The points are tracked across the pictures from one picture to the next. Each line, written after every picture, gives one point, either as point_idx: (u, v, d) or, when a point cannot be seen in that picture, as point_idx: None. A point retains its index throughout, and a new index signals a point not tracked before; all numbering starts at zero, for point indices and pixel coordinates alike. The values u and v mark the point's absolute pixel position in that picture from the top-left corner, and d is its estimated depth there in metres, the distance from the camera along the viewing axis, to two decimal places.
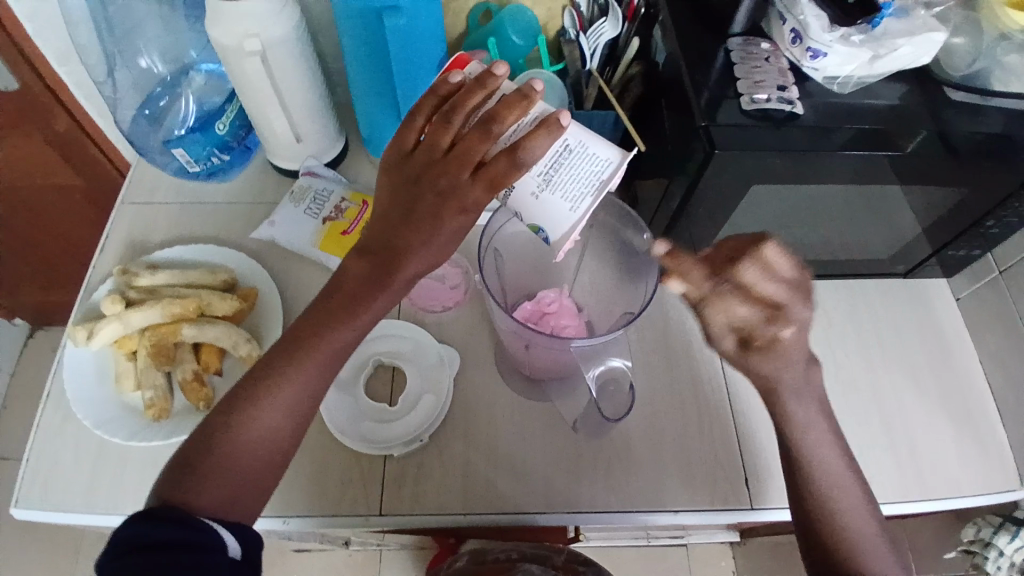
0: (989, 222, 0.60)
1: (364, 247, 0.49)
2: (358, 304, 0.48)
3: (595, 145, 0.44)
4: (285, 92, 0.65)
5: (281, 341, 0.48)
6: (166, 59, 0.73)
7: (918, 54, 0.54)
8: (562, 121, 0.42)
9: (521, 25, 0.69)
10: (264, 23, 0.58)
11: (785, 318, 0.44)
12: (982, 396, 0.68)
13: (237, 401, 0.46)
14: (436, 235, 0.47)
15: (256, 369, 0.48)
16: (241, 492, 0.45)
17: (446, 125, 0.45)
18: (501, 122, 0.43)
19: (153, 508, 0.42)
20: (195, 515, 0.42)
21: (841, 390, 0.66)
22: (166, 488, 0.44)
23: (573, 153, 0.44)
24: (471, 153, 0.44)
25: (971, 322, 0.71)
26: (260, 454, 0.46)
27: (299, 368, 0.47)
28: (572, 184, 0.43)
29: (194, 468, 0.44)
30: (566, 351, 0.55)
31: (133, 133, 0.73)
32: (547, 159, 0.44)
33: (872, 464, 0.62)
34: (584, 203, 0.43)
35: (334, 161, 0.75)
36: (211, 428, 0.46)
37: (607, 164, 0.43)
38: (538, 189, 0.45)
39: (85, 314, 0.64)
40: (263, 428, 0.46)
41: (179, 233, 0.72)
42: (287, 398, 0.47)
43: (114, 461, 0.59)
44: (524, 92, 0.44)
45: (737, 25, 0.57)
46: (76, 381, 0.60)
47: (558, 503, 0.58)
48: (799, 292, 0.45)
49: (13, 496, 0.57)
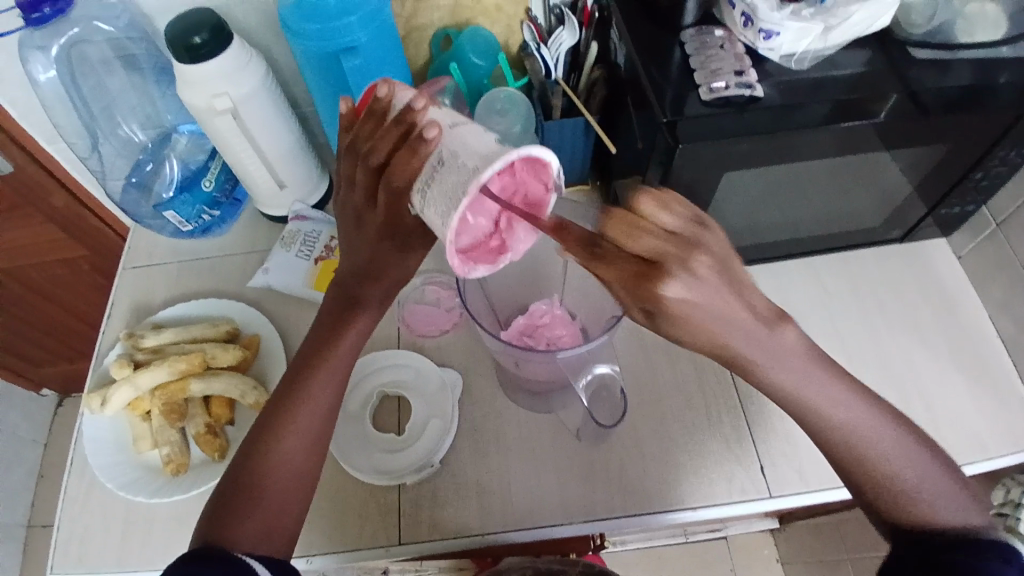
0: (978, 174, 0.59)
1: (340, 282, 0.50)
2: (339, 331, 0.50)
3: (466, 151, 0.37)
4: (260, 142, 0.67)
5: (280, 387, 0.50)
6: (146, 127, 0.76)
7: (874, 17, 0.53)
8: (431, 134, 0.39)
9: (480, 45, 0.70)
10: (231, 82, 0.60)
11: (665, 272, 0.33)
12: (997, 350, 0.66)
13: (256, 442, 0.48)
14: (405, 258, 0.48)
15: (268, 418, 0.49)
16: (278, 523, 0.47)
17: (347, 161, 0.46)
18: (381, 152, 0.43)
19: (195, 550, 0.43)
20: (233, 553, 0.43)
21: (910, 353, 0.66)
22: (204, 532, 0.45)
23: (447, 164, 0.37)
24: (371, 186, 0.44)
25: (975, 278, 0.69)
26: (280, 492, 0.47)
27: (312, 405, 0.49)
28: (440, 194, 0.37)
29: (223, 510, 0.46)
30: (554, 364, 0.56)
31: (127, 202, 0.77)
32: (425, 175, 0.39)
33: (949, 416, 0.62)
34: (448, 219, 0.36)
35: (320, 203, 0.77)
36: (239, 472, 0.48)
37: (472, 170, 0.35)
38: (421, 204, 0.39)
39: (98, 380, 0.66)
40: (286, 468, 0.48)
41: (180, 291, 0.74)
42: (304, 438, 0.48)
43: (140, 520, 0.60)
44: (401, 116, 0.42)
45: (688, 16, 0.58)
46: (95, 447, 0.62)
47: (575, 513, 0.58)
48: (683, 243, 0.34)
49: (49, 562, 0.59)
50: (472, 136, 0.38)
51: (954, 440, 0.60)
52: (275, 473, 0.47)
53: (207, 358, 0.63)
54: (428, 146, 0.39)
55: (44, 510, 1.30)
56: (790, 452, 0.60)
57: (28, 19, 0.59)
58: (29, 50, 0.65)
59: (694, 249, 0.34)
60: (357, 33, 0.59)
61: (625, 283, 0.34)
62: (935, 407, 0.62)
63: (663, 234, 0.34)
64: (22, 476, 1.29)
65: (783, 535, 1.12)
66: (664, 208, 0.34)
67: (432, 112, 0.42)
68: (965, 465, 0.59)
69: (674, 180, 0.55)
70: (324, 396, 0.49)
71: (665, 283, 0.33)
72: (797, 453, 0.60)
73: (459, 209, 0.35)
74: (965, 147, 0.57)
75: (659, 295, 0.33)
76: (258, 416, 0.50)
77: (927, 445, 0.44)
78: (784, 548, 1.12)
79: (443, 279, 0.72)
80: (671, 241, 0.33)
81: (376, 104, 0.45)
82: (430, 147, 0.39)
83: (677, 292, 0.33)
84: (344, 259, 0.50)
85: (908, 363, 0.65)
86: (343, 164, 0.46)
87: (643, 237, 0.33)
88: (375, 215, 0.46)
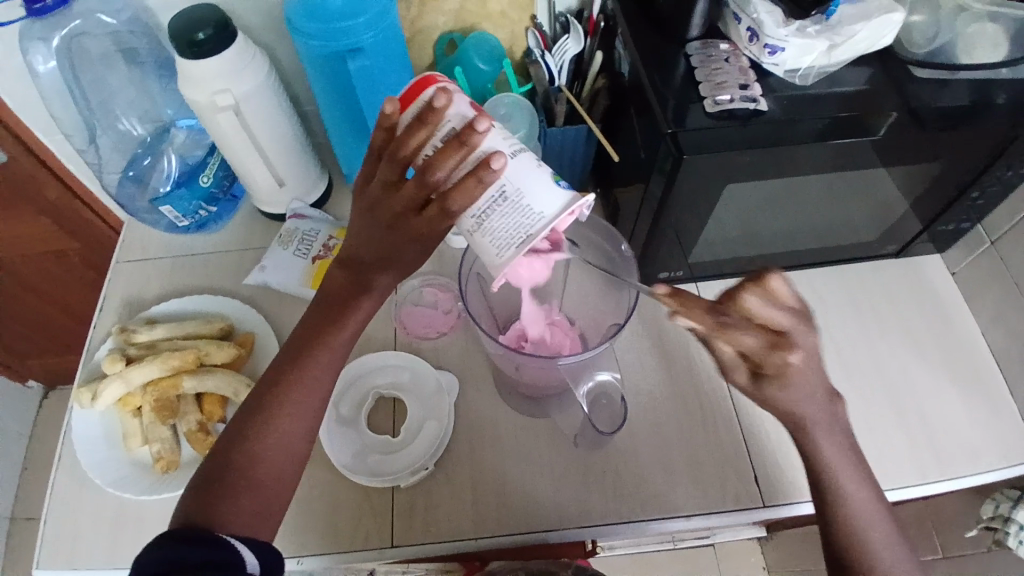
0: (975, 192, 0.60)
1: (345, 259, 0.50)
2: (340, 315, 0.50)
3: (531, 195, 0.42)
4: (260, 138, 0.66)
5: (281, 357, 0.50)
6: (145, 121, 0.75)
7: (878, 37, 0.54)
8: (494, 166, 0.40)
9: (484, 50, 0.70)
10: (232, 79, 0.60)
11: (791, 344, 0.40)
12: (989, 367, 0.67)
13: (246, 425, 0.48)
14: (400, 256, 0.48)
15: (258, 401, 0.48)
16: (264, 507, 0.47)
17: (391, 168, 0.44)
18: (437, 171, 0.42)
19: (174, 530, 0.42)
20: (216, 533, 0.43)
21: (902, 367, 0.67)
22: (188, 512, 0.45)
23: (509, 201, 0.42)
24: (415, 194, 0.44)
25: (968, 293, 0.70)
26: (272, 477, 0.47)
27: (306, 383, 0.49)
28: (504, 231, 0.42)
29: (213, 488, 0.46)
30: (555, 369, 0.56)
31: (122, 195, 0.76)
32: (481, 202, 0.42)
33: (940, 430, 0.63)
34: (508, 255, 0.42)
35: (319, 201, 0.77)
36: (225, 453, 0.47)
37: (540, 219, 0.41)
38: (472, 227, 0.43)
39: (88, 375, 0.65)
40: (272, 454, 0.47)
41: (174, 287, 0.73)
42: (290, 427, 0.48)
43: (128, 519, 0.59)
44: (462, 135, 0.41)
45: (694, 29, 0.58)
46: (85, 443, 0.61)
47: (570, 519, 0.58)
48: (804, 319, 0.42)
49: (35, 558, 0.58)
50: (535, 177, 0.42)
51: (945, 453, 0.61)
52: (262, 461, 0.47)
53: (201, 355, 0.63)
54: (491, 175, 0.41)
55: (28, 503, 1.28)
56: (784, 462, 0.60)
57: (31, 10, 0.58)
58: (30, 42, 0.64)
59: (814, 323, 0.42)
60: (363, 35, 0.59)
61: (756, 349, 0.40)
62: (926, 420, 0.63)
63: (790, 311, 0.41)
64: (6, 470, 1.27)
65: (770, 543, 1.13)
66: (790, 287, 0.42)
67: (492, 136, 0.42)
68: (885, 492, 0.59)
69: (676, 190, 0.55)
70: (323, 378, 0.50)
71: (790, 353, 0.40)
72: (791, 464, 0.60)
73: (521, 253, 0.41)
74: (963, 165, 0.58)
75: (785, 361, 0.40)
76: (253, 395, 0.49)
77: None
78: (772, 556, 1.13)
79: (441, 281, 0.71)
80: (793, 317, 0.41)
81: (429, 117, 0.41)
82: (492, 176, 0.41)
83: (799, 358, 0.40)
84: (351, 237, 0.50)
85: (900, 376, 0.66)
86: (385, 168, 0.45)
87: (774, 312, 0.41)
88: (408, 216, 0.46)
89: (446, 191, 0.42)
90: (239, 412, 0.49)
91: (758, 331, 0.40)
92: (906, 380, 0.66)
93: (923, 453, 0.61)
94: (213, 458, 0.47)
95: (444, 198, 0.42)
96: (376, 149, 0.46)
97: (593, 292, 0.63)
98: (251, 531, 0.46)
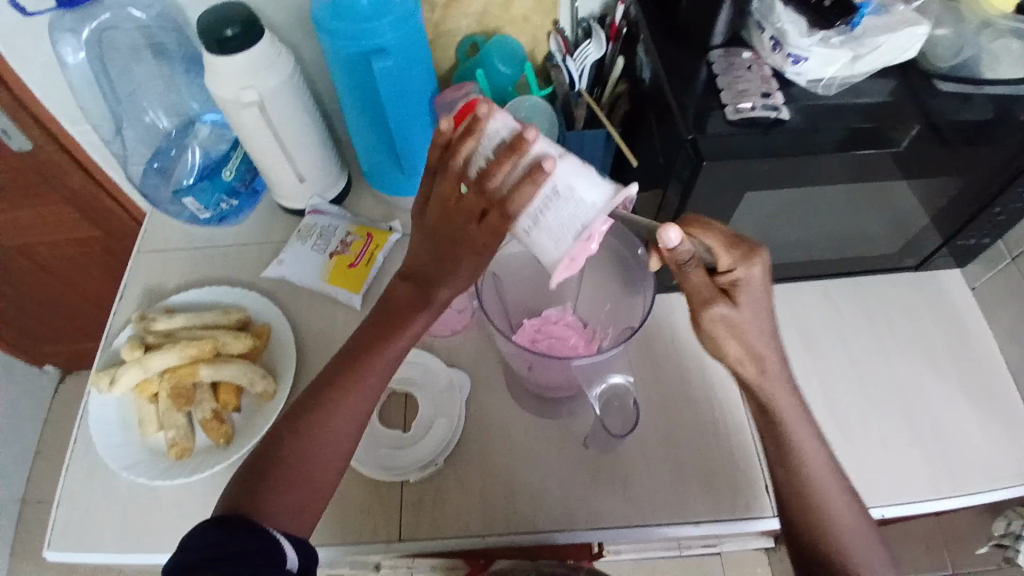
0: (995, 208, 0.60)
1: (407, 272, 0.52)
2: (395, 327, 0.51)
3: (584, 189, 0.41)
4: (284, 133, 0.67)
5: (334, 363, 0.51)
6: (170, 113, 0.77)
7: (901, 48, 0.54)
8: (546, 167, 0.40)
9: (505, 52, 0.71)
10: (259, 75, 0.61)
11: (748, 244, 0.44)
12: (1005, 384, 0.66)
13: (299, 420, 0.49)
14: (458, 272, 0.49)
15: (309, 401, 0.49)
16: (308, 502, 0.47)
17: (445, 182, 0.46)
18: (493, 178, 0.42)
19: (224, 517, 0.44)
20: (263, 525, 0.44)
21: (918, 381, 0.66)
22: (234, 498, 0.46)
23: (562, 197, 0.40)
24: (474, 205, 0.45)
25: (987, 310, 0.70)
26: (320, 474, 0.48)
27: (366, 386, 0.50)
28: (560, 226, 0.41)
29: (265, 477, 0.47)
30: (569, 371, 0.57)
31: (144, 184, 0.77)
32: (535, 202, 0.41)
33: (954, 446, 0.62)
34: (568, 249, 0.40)
35: (338, 197, 0.78)
36: (280, 448, 0.48)
37: (596, 209, 0.40)
38: (528, 227, 0.42)
39: (108, 360, 0.66)
40: (321, 454, 0.48)
41: (194, 278, 0.74)
42: (340, 431, 0.49)
43: (141, 503, 0.60)
44: (513, 144, 0.42)
45: (716, 37, 0.58)
46: (101, 427, 0.62)
47: (579, 520, 0.58)
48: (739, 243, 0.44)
49: (46, 538, 0.59)
50: (585, 175, 0.41)
51: (957, 469, 0.61)
52: (311, 461, 0.48)
53: (218, 345, 0.63)
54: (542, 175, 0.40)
55: (39, 486, 1.30)
56: None
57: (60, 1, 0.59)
58: (60, 32, 0.66)
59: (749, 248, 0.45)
60: (388, 35, 0.60)
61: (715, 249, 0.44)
62: (939, 435, 0.63)
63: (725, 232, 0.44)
64: (20, 453, 1.29)
65: (778, 555, 1.13)
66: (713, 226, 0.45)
67: (542, 140, 0.42)
68: (869, 508, 0.59)
69: (694, 197, 0.56)
70: (377, 383, 0.51)
71: (754, 257, 0.43)
72: None
73: (581, 244, 0.40)
74: (985, 180, 0.57)
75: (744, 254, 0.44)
76: (308, 392, 0.50)
77: None
78: (779, 569, 1.13)
79: None
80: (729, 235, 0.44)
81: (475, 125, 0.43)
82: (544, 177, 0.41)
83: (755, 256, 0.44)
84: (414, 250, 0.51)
85: (914, 390, 0.66)
86: (443, 184, 0.46)
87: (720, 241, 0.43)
88: (464, 225, 0.47)
89: (506, 199, 0.42)
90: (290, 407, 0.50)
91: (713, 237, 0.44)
92: (921, 395, 0.66)
93: (932, 467, 0.61)
94: (258, 453, 0.48)
95: (504, 203, 0.42)
96: (431, 169, 0.48)
97: (610, 295, 0.63)
98: (293, 527, 0.46)
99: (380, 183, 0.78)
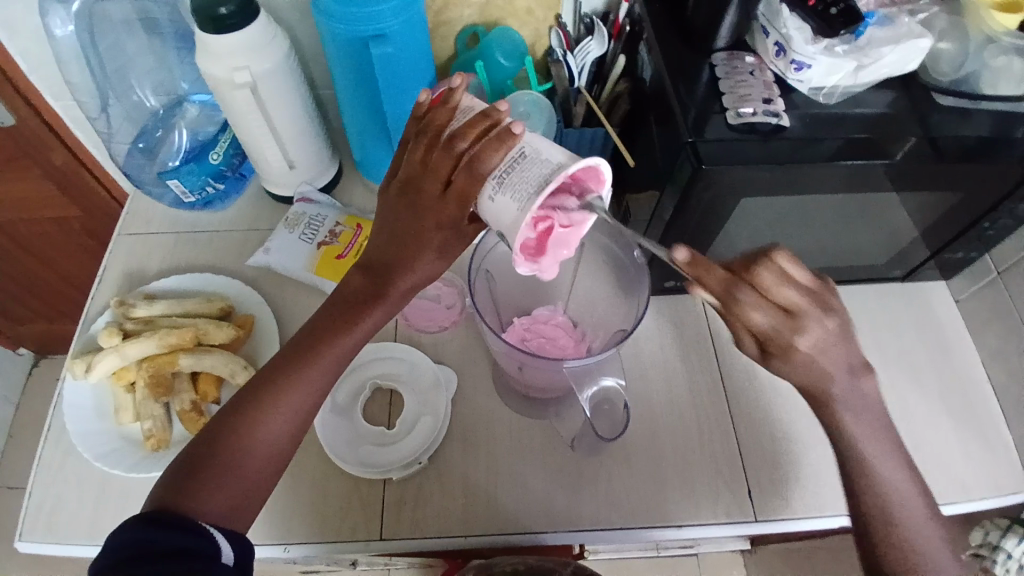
0: (986, 223, 0.60)
1: (364, 263, 0.50)
2: (347, 320, 0.49)
3: (549, 150, 0.41)
4: (274, 116, 0.65)
5: (279, 355, 0.49)
6: (158, 92, 0.75)
7: (905, 61, 0.54)
8: (516, 130, 0.42)
9: (507, 46, 0.70)
10: (251, 56, 0.59)
11: (804, 325, 0.40)
12: (987, 398, 0.67)
13: (237, 416, 0.46)
14: (419, 259, 0.48)
15: (251, 394, 0.47)
16: (243, 503, 0.45)
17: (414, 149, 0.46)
18: (463, 140, 0.43)
19: (150, 513, 0.41)
20: (194, 520, 0.41)
21: (902, 392, 0.67)
22: (166, 497, 0.43)
23: (527, 157, 0.41)
24: (440, 171, 0.44)
25: (972, 324, 0.70)
26: (257, 473, 0.46)
27: (308, 381, 0.48)
28: (523, 182, 0.40)
29: (198, 475, 0.44)
30: (559, 372, 0.56)
31: (128, 165, 0.75)
32: (502, 164, 0.41)
33: (934, 457, 0.63)
34: (530, 200, 0.39)
35: (328, 186, 0.76)
36: (214, 437, 0.45)
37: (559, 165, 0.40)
38: (493, 192, 0.41)
39: (84, 346, 0.64)
40: (263, 447, 0.46)
41: (176, 263, 0.72)
42: (280, 428, 0.47)
43: (115, 494, 0.59)
44: (487, 112, 0.44)
45: (721, 40, 0.58)
46: (75, 415, 0.60)
47: (560, 522, 0.57)
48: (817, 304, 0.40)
49: (16, 529, 0.57)
50: (552, 141, 0.42)
51: (937, 481, 0.61)
52: (252, 459, 0.45)
53: (199, 333, 0.62)
54: (512, 137, 0.42)
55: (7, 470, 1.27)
56: (776, 480, 0.60)
57: None
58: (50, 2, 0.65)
59: (829, 310, 0.40)
60: (388, 22, 0.59)
61: (771, 326, 0.40)
62: (920, 446, 0.63)
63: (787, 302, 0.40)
64: None
65: (754, 558, 1.14)
66: (799, 267, 0.40)
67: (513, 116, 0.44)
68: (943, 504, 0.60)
69: (691, 202, 0.55)
70: (322, 378, 0.48)
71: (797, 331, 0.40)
72: (787, 484, 0.60)
73: (543, 194, 0.39)
74: (979, 196, 0.57)
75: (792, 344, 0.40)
76: (248, 383, 0.48)
77: (902, 485, 0.45)
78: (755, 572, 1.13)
79: (445, 276, 0.71)
80: (805, 297, 0.40)
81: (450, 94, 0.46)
82: (514, 139, 0.42)
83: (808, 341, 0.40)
84: (373, 242, 0.50)
85: (898, 400, 0.66)
86: (411, 154, 0.46)
87: (797, 269, 0.40)
88: (428, 195, 0.45)
89: (472, 158, 0.42)
90: (232, 397, 0.48)
91: (774, 310, 0.40)
92: (905, 405, 0.66)
93: None
94: (198, 441, 0.46)
95: (468, 163, 0.42)
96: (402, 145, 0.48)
97: (602, 296, 0.63)
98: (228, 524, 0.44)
99: (371, 174, 0.76)
